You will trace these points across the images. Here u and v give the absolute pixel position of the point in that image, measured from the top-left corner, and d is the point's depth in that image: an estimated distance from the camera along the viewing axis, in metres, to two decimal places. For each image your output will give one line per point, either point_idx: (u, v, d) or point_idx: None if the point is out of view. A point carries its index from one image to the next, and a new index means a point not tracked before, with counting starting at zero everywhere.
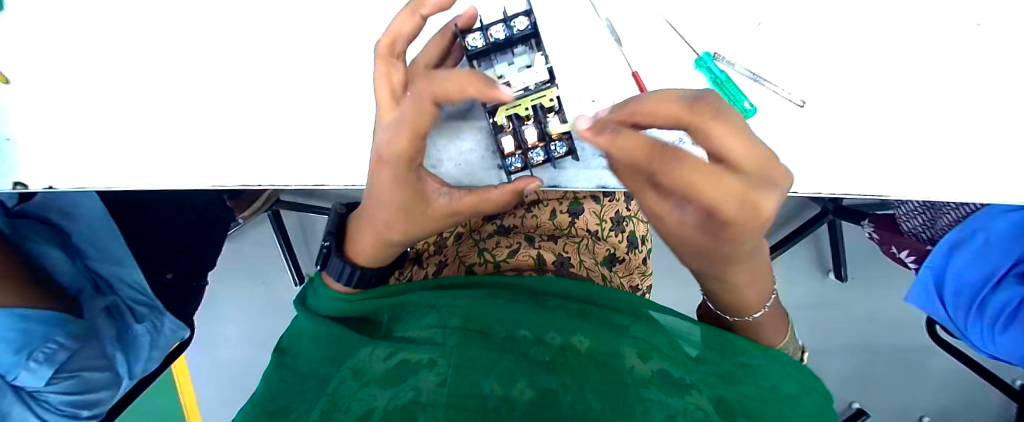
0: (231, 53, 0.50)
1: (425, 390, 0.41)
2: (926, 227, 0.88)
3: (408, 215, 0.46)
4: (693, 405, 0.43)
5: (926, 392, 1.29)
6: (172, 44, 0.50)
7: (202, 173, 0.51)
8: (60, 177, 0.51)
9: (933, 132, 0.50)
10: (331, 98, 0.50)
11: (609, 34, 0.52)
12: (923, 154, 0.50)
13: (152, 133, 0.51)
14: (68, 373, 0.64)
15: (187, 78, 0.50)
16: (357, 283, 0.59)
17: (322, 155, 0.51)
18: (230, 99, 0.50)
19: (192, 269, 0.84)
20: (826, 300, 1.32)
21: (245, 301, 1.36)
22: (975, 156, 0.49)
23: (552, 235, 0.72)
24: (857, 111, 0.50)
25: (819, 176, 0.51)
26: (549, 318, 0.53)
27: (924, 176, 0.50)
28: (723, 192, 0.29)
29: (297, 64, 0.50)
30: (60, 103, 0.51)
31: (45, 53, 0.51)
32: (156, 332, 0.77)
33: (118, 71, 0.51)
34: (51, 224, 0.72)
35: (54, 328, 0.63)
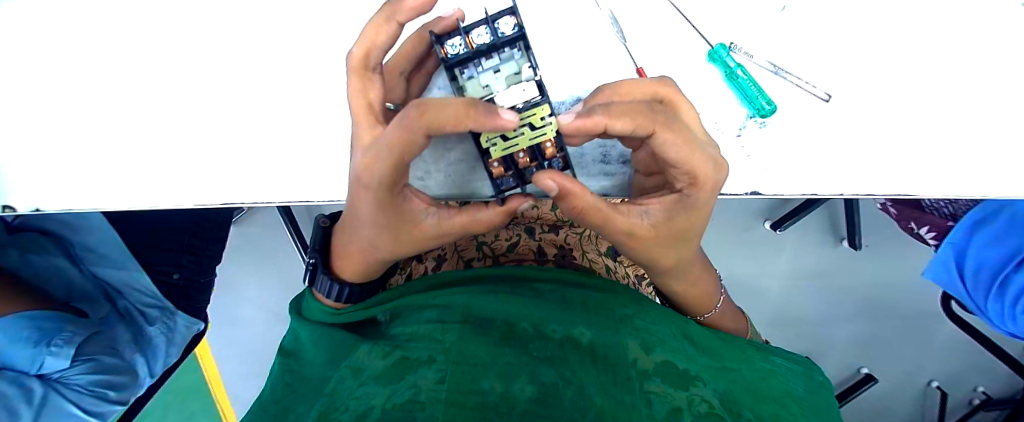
0: (204, 62, 0.47)
1: (422, 387, 0.38)
2: (947, 201, 0.84)
3: (396, 239, 0.44)
4: (700, 398, 0.41)
5: (936, 358, 1.29)
6: (141, 53, 0.47)
7: (188, 191, 0.49)
8: (46, 198, 0.50)
9: (953, 121, 0.47)
10: (314, 110, 0.47)
11: (613, 28, 0.48)
12: (948, 152, 0.47)
13: (132, 152, 0.49)
14: (86, 356, 0.67)
15: (164, 92, 0.48)
16: (348, 298, 0.58)
17: (309, 170, 0.49)
18: (209, 114, 0.48)
19: (200, 268, 0.82)
20: (838, 265, 1.30)
21: (257, 282, 1.39)
22: (1006, 153, 0.47)
23: (553, 226, 0.70)
24: (872, 100, 0.47)
25: (828, 173, 0.48)
26: (545, 312, 0.51)
27: (946, 171, 0.48)
28: (695, 153, 0.36)
29: (277, 74, 0.47)
30: (34, 123, 0.49)
31: (6, 66, 0.48)
32: (171, 332, 0.79)
33: (87, 84, 0.48)
34: (52, 235, 0.73)
35: (62, 319, 0.66)
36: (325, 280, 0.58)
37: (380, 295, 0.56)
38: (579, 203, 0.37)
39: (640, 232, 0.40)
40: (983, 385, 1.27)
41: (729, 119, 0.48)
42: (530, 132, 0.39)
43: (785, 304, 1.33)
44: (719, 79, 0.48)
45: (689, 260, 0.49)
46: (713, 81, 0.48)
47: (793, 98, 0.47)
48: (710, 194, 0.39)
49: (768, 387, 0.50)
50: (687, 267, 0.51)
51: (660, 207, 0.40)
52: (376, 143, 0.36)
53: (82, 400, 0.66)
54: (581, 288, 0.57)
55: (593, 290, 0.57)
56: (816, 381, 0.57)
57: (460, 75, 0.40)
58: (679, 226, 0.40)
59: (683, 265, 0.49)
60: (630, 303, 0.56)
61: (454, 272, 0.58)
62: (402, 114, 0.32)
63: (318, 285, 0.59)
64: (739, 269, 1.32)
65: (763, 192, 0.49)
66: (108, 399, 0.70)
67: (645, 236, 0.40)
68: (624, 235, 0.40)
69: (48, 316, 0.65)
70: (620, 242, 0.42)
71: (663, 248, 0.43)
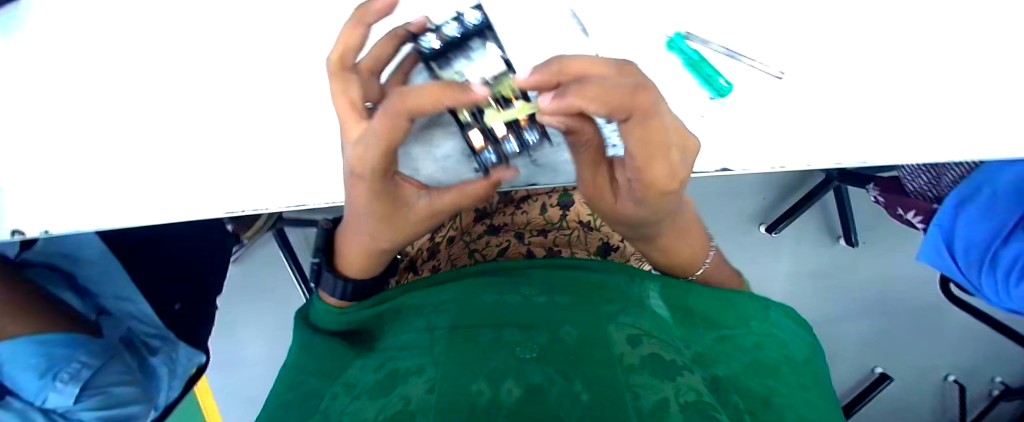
0: (206, 83, 0.51)
1: (413, 397, 0.39)
2: (931, 185, 0.85)
3: (389, 222, 0.46)
4: (687, 388, 0.42)
5: (945, 355, 1.29)
6: (151, 80, 0.51)
7: (186, 203, 0.52)
8: (42, 223, 0.51)
9: (910, 89, 0.50)
10: (307, 121, 0.51)
11: (575, 21, 0.49)
12: (910, 116, 0.49)
13: (133, 170, 0.51)
14: (95, 390, 0.62)
15: (164, 112, 0.51)
16: (349, 294, 0.61)
17: (301, 176, 0.51)
18: (207, 129, 0.51)
19: (199, 296, 0.85)
20: (839, 264, 1.31)
21: (259, 320, 1.39)
22: (956, 117, 0.50)
23: (542, 230, 0.72)
24: (830, 76, 0.50)
25: (801, 144, 0.50)
26: (530, 314, 0.50)
27: (914, 135, 0.49)
28: (655, 161, 0.36)
29: (270, 89, 0.51)
30: (40, 150, 0.51)
31: (17, 101, 0.51)
32: (172, 361, 0.78)
33: (98, 113, 0.51)
34: (58, 269, 0.73)
35: (76, 346, 0.63)
36: (330, 278, 0.61)
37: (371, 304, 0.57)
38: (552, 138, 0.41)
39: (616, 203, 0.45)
40: (999, 375, 1.28)
41: (692, 102, 0.51)
42: (503, 102, 0.43)
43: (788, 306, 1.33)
44: (679, 67, 0.51)
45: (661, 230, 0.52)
46: (674, 68, 0.51)
47: (754, 80, 0.51)
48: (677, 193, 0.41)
49: (764, 370, 0.49)
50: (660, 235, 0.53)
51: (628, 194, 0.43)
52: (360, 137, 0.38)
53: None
54: (567, 281, 0.57)
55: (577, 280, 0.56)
56: (809, 348, 0.58)
57: (437, 65, 0.46)
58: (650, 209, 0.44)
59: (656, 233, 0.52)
60: (618, 294, 0.54)
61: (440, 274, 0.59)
62: (386, 101, 0.35)
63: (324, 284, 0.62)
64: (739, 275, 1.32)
65: (734, 169, 0.50)
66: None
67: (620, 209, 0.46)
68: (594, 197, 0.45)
69: (60, 340, 0.61)
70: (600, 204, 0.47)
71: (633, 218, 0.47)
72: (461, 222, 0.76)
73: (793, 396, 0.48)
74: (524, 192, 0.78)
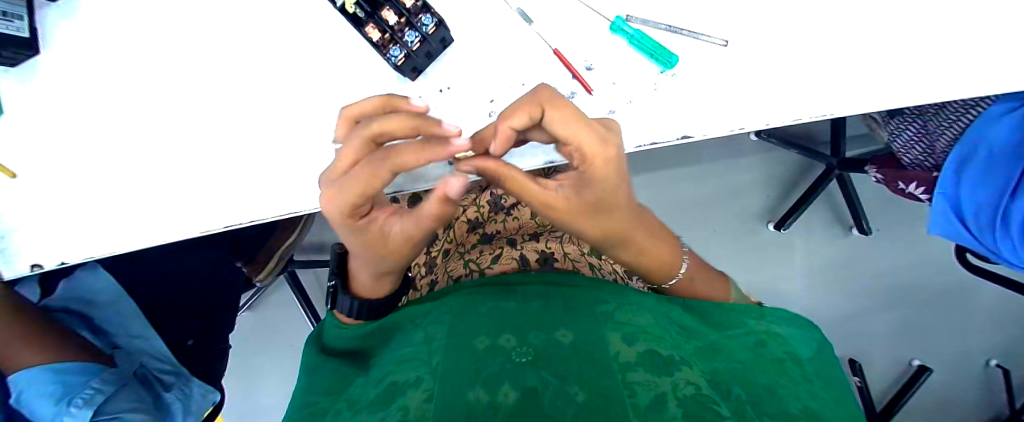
0: (212, 112, 0.59)
1: (412, 408, 0.39)
2: (926, 155, 0.90)
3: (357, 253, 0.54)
4: (685, 382, 0.40)
5: (979, 337, 1.32)
6: (172, 130, 0.58)
7: (204, 219, 0.58)
8: (76, 248, 0.57)
9: (837, 74, 0.57)
10: (319, 147, 0.58)
11: (521, 18, 0.59)
12: (825, 76, 0.57)
13: (152, 193, 0.58)
14: (109, 415, 0.63)
15: (178, 140, 0.58)
16: (362, 314, 0.61)
17: (303, 183, 0.58)
18: (216, 151, 0.58)
19: (208, 333, 0.86)
20: (850, 255, 1.33)
21: (273, 364, 1.40)
22: (867, 72, 0.57)
23: (534, 234, 0.74)
24: (769, 70, 0.57)
25: (737, 108, 0.57)
26: (521, 320, 0.49)
27: (831, 92, 0.57)
28: (580, 131, 0.36)
29: (269, 109, 0.59)
30: (70, 185, 0.58)
31: (55, 157, 0.58)
32: (186, 396, 0.76)
33: (126, 161, 0.58)
34: (75, 312, 0.77)
35: (90, 375, 0.65)
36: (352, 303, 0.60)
37: (371, 330, 0.58)
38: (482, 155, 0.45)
39: (557, 206, 0.42)
40: None
41: (643, 76, 0.58)
42: None
43: (810, 303, 1.32)
44: (625, 45, 0.58)
45: (625, 232, 0.49)
46: (620, 47, 0.58)
47: (700, 75, 0.57)
48: (616, 171, 0.38)
49: (774, 370, 0.48)
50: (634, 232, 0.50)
51: (569, 188, 0.41)
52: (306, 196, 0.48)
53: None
54: (559, 289, 0.57)
55: (571, 291, 0.55)
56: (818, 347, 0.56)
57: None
58: (591, 205, 0.41)
59: (625, 234, 0.49)
60: (613, 297, 0.54)
61: (424, 299, 0.59)
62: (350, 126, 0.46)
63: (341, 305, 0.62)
64: (754, 278, 1.33)
65: (693, 135, 0.57)
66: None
67: (565, 209, 0.42)
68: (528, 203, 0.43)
69: (76, 373, 0.64)
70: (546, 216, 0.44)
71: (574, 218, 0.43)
72: (453, 234, 0.79)
73: (806, 391, 0.46)
74: (513, 198, 0.79)
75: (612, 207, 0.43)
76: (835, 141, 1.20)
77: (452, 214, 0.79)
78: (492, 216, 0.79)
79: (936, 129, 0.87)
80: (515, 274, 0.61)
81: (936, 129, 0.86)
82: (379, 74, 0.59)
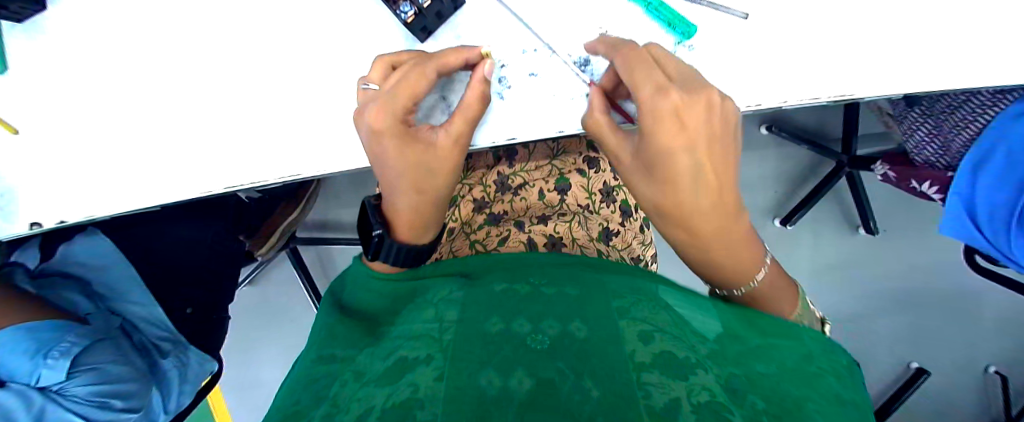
0: (220, 71, 0.57)
1: (421, 384, 0.40)
2: (940, 154, 0.89)
3: (428, 171, 0.58)
4: (701, 387, 0.39)
5: (984, 343, 1.33)
6: (177, 91, 0.57)
7: (212, 182, 0.57)
8: (81, 207, 0.56)
9: (854, 69, 0.57)
10: (331, 111, 0.57)
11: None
12: (847, 61, 0.57)
13: (159, 153, 0.57)
14: (88, 366, 0.64)
15: (184, 99, 0.57)
16: (395, 261, 0.63)
17: (314, 147, 0.57)
18: (224, 111, 0.57)
19: (213, 301, 0.85)
20: (855, 256, 1.34)
21: (275, 338, 1.41)
22: (891, 57, 0.56)
23: (542, 217, 0.73)
24: (785, 65, 0.57)
25: (752, 88, 0.57)
26: (539, 307, 0.50)
27: (852, 77, 0.57)
28: (660, 93, 0.45)
29: (279, 70, 0.57)
30: (74, 142, 0.56)
31: (56, 120, 0.56)
32: (184, 366, 0.78)
33: (130, 122, 0.56)
34: (74, 276, 0.77)
35: (65, 329, 0.65)
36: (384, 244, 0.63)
37: (388, 300, 0.59)
38: (598, 102, 0.52)
39: (697, 134, 0.46)
40: None
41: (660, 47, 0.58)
42: None
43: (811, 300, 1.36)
44: (641, 14, 0.58)
45: (711, 178, 0.49)
46: (637, 17, 0.58)
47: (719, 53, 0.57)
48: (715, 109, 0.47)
49: (794, 379, 0.46)
50: (716, 189, 0.50)
51: (694, 113, 0.46)
52: (383, 102, 0.52)
53: (85, 412, 0.63)
54: (575, 273, 0.57)
55: (593, 281, 0.54)
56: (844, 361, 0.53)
57: None
58: (691, 119, 0.46)
59: (708, 175, 0.49)
60: (630, 291, 0.52)
61: (450, 276, 0.57)
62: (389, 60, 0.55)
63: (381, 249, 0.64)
64: None
65: None
66: (115, 409, 0.66)
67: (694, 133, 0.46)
68: (654, 119, 0.46)
69: (48, 329, 0.64)
70: (679, 150, 0.47)
71: (679, 144, 0.46)
72: (459, 212, 0.77)
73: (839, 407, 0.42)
74: (520, 178, 0.78)
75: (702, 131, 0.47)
76: (847, 139, 1.18)
77: (457, 193, 0.78)
78: (498, 196, 0.78)
79: (948, 132, 0.86)
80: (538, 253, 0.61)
81: (948, 131, 0.86)
82: (393, 41, 0.57)
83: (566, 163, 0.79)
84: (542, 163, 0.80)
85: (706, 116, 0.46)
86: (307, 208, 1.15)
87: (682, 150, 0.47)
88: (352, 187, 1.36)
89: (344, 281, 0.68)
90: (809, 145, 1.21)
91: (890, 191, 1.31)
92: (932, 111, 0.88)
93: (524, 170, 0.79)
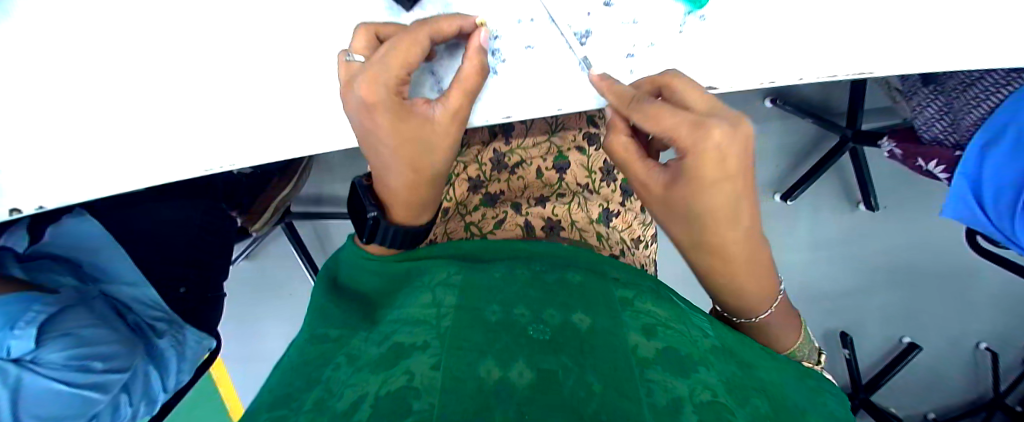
0: (196, 44, 0.54)
1: (417, 372, 0.37)
2: (948, 132, 0.87)
3: (427, 150, 0.52)
4: (702, 385, 0.39)
5: (975, 318, 1.37)
6: (151, 65, 0.53)
7: (195, 164, 0.55)
8: (60, 189, 0.54)
9: (872, 44, 0.53)
10: (316, 87, 0.55)
11: None
12: (863, 36, 0.53)
13: (136, 133, 0.54)
14: (58, 332, 0.63)
15: (159, 74, 0.54)
16: (394, 244, 0.59)
17: (299, 126, 0.55)
18: (203, 88, 0.54)
19: (204, 281, 0.85)
20: (856, 232, 1.33)
21: (277, 311, 1.44)
22: (910, 33, 0.53)
23: (540, 197, 0.70)
24: (792, 44, 0.54)
25: (763, 66, 0.54)
26: (542, 293, 0.48)
27: (868, 54, 0.53)
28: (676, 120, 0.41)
29: (259, 43, 0.54)
30: (44, 120, 0.53)
31: (20, 101, 0.53)
32: (180, 345, 0.80)
33: (103, 99, 0.54)
34: (64, 258, 0.76)
35: (30, 298, 0.63)
36: (380, 228, 0.58)
37: (385, 281, 0.57)
38: (621, 126, 0.49)
39: (726, 163, 0.40)
40: None
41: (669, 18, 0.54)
42: None
43: (809, 275, 1.37)
44: None
45: (745, 208, 0.44)
46: None
47: (727, 27, 0.54)
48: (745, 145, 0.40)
49: (785, 389, 0.46)
50: (748, 219, 0.45)
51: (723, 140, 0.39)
52: (374, 71, 0.47)
53: (65, 377, 0.62)
54: (577, 263, 0.55)
55: (594, 275, 0.52)
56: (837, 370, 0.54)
57: None
58: (720, 154, 0.40)
59: (741, 207, 0.44)
60: (632, 284, 0.52)
61: (445, 258, 0.55)
62: (373, 32, 0.51)
63: (378, 236, 0.58)
64: None
65: (719, 86, 0.54)
66: (97, 371, 0.66)
67: (723, 163, 0.40)
68: (692, 157, 0.40)
69: (14, 299, 0.61)
70: (704, 188, 0.42)
71: (713, 178, 0.41)
72: (455, 193, 0.73)
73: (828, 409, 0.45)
74: (518, 156, 0.75)
75: (728, 168, 0.41)
76: (852, 113, 1.14)
77: (452, 172, 0.75)
78: (495, 176, 0.75)
79: (959, 110, 0.83)
80: (537, 243, 0.58)
81: (959, 110, 0.83)
82: (380, 11, 0.54)
83: (565, 141, 0.77)
84: (540, 140, 0.77)
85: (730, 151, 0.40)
86: (300, 183, 1.13)
87: (708, 187, 0.42)
88: (345, 160, 1.33)
89: (339, 257, 0.66)
90: (815, 119, 1.18)
91: (892, 167, 1.29)
92: (944, 88, 0.84)
93: (521, 148, 0.76)
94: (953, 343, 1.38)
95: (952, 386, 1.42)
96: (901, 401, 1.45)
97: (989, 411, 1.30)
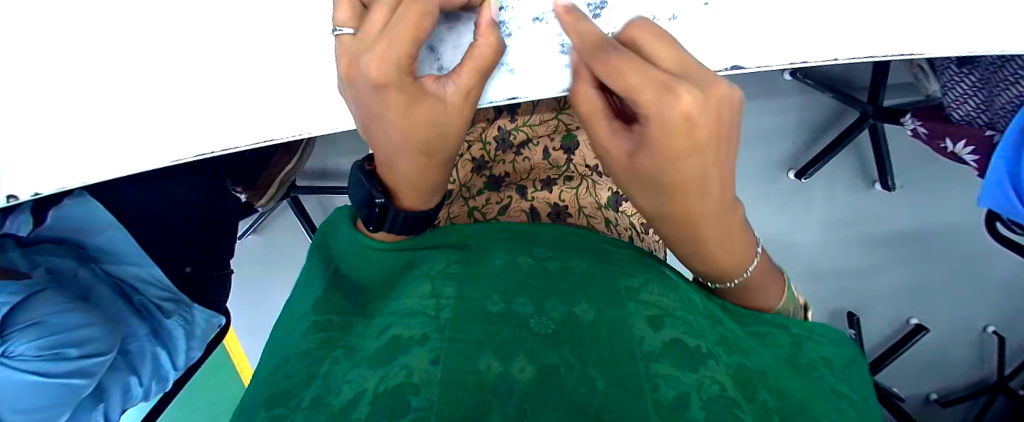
0: (187, 23, 0.51)
1: (415, 368, 0.35)
2: (980, 111, 0.82)
3: (439, 129, 0.48)
4: (710, 379, 0.37)
5: (985, 299, 1.36)
6: (141, 45, 0.51)
7: (187, 149, 0.53)
8: (55, 176, 0.53)
9: (909, 24, 0.49)
10: (312, 68, 0.52)
11: None
12: (901, 15, 0.49)
13: (129, 117, 0.52)
14: (26, 322, 0.64)
15: (150, 55, 0.51)
16: (401, 230, 0.57)
17: (297, 108, 0.53)
18: (195, 69, 0.52)
19: (207, 260, 0.86)
20: (870, 211, 1.30)
21: (285, 284, 1.45)
22: (951, 13, 0.49)
23: (547, 181, 0.68)
24: (831, 22, 0.50)
25: (790, 47, 0.50)
26: (545, 283, 0.46)
27: (905, 35, 0.50)
28: (642, 79, 0.33)
29: (252, 21, 0.51)
30: (34, 104, 0.52)
31: (14, 83, 0.51)
32: (190, 323, 0.83)
33: (92, 81, 0.51)
34: (66, 243, 0.78)
35: None
36: (388, 216, 0.55)
37: (385, 270, 0.55)
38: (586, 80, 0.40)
39: (697, 124, 0.32)
40: None
41: None
42: None
43: (818, 256, 1.35)
44: None
45: (715, 180, 0.38)
46: None
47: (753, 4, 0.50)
48: (724, 103, 0.33)
49: (792, 381, 0.45)
50: (720, 188, 0.39)
51: (691, 96, 0.32)
52: (383, 47, 0.42)
53: (38, 368, 0.64)
54: (582, 251, 0.53)
55: (600, 264, 0.51)
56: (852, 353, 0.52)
57: None
58: (692, 117, 0.32)
59: (709, 181, 0.37)
60: (639, 270, 0.51)
61: (445, 245, 0.53)
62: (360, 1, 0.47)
63: (388, 223, 0.56)
64: (767, 227, 1.33)
65: (745, 65, 0.51)
66: (73, 357, 0.68)
67: (694, 122, 0.32)
68: (651, 126, 0.33)
69: None
70: (670, 155, 0.34)
71: (686, 146, 0.34)
72: (458, 173, 0.70)
73: (833, 398, 0.45)
74: (523, 134, 0.72)
75: (697, 134, 0.33)
76: (874, 88, 1.09)
77: (456, 151, 0.71)
78: (499, 156, 0.71)
79: (992, 86, 0.78)
80: (536, 225, 0.56)
81: (993, 86, 0.77)
82: None
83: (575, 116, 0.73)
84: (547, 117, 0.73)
85: (699, 115, 0.32)
86: (303, 158, 1.11)
87: (674, 155, 0.34)
88: (350, 134, 1.31)
89: (335, 241, 0.63)
90: (836, 95, 1.12)
91: (913, 146, 1.25)
92: (977, 65, 0.79)
93: (527, 126, 0.72)
94: (963, 324, 1.38)
95: (956, 366, 1.43)
96: (902, 382, 1.46)
97: (991, 394, 1.31)
